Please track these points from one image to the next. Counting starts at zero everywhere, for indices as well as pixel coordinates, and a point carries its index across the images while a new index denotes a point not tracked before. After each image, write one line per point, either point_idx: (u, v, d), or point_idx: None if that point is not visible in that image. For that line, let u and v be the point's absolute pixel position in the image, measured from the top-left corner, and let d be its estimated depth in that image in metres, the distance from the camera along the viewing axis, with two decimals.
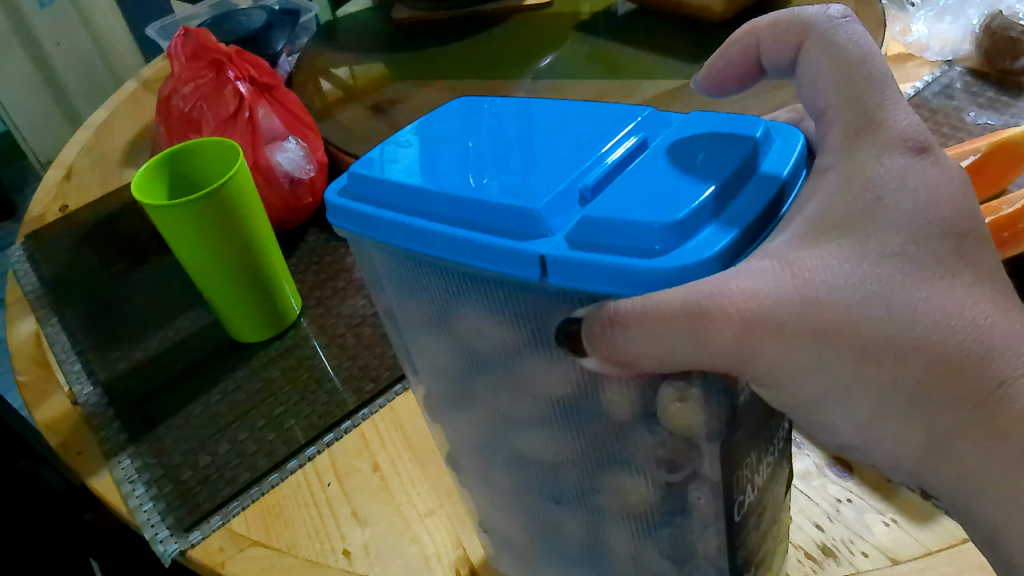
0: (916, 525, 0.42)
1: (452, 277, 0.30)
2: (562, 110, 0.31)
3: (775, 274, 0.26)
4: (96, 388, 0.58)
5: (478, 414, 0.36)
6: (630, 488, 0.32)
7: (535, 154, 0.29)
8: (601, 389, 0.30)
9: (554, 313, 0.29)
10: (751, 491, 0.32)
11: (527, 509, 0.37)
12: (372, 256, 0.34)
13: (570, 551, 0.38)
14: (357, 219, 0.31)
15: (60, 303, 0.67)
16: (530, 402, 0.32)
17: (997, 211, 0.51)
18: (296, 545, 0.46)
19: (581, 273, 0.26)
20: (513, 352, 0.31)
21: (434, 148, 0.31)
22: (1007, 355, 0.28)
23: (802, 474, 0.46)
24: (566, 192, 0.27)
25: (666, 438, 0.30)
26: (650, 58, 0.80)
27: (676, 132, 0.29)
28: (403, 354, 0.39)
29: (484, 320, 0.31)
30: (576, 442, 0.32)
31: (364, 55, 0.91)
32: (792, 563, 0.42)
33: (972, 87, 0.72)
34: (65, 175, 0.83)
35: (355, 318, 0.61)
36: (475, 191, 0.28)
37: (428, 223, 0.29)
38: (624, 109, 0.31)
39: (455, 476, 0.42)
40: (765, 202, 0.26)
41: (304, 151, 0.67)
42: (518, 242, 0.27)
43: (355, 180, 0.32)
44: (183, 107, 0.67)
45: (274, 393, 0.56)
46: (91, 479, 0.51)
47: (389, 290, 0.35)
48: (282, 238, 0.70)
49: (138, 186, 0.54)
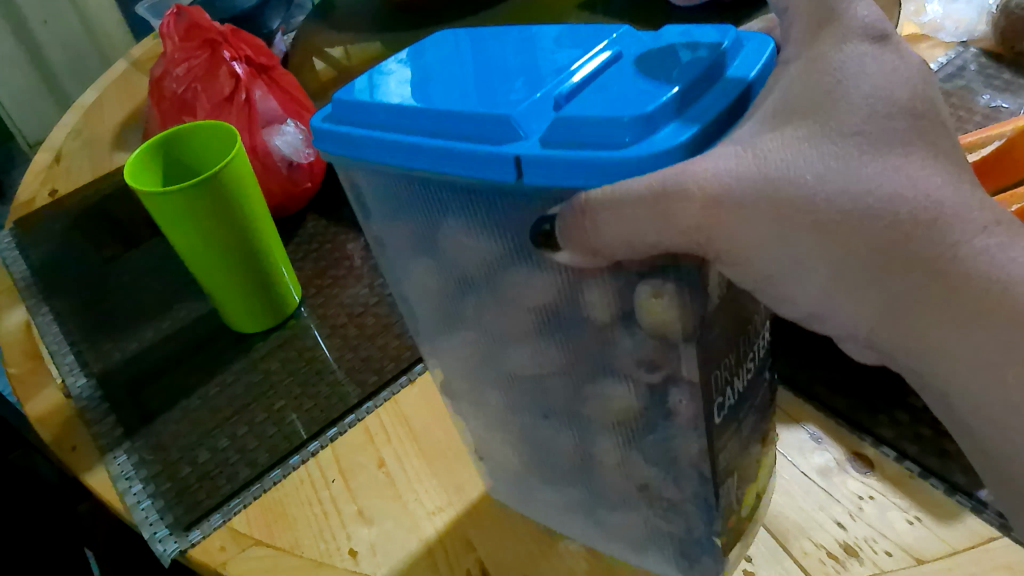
0: (942, 523, 0.40)
1: (438, 186, 0.31)
2: (530, 30, 0.32)
3: (738, 157, 0.26)
4: (90, 380, 0.56)
5: (466, 326, 0.37)
6: (614, 396, 0.33)
7: (506, 72, 0.29)
8: (580, 289, 0.31)
9: (534, 215, 0.29)
10: (736, 396, 0.33)
11: (521, 424, 0.39)
12: (363, 181, 0.35)
13: (565, 463, 0.39)
14: (343, 141, 0.32)
15: (51, 293, 0.65)
16: (513, 308, 0.34)
17: (1021, 198, 0.49)
18: (300, 544, 0.44)
19: (554, 168, 0.26)
20: (496, 259, 0.32)
21: (419, 69, 0.31)
22: (962, 226, 0.27)
23: (822, 470, 0.44)
24: (538, 100, 0.27)
25: (646, 342, 0.30)
26: None
27: (642, 40, 0.29)
28: (398, 283, 0.40)
29: (468, 229, 0.32)
30: (558, 342, 0.33)
31: (361, 35, 0.88)
32: (814, 563, 0.40)
33: (987, 69, 0.70)
34: (54, 159, 0.80)
35: (357, 307, 0.60)
36: (455, 104, 0.28)
37: (412, 138, 0.29)
38: (601, 26, 0.31)
39: (451, 409, 0.44)
40: (725, 99, 0.26)
41: (302, 135, 0.65)
42: (494, 146, 0.27)
43: (342, 107, 0.32)
44: (175, 89, 0.64)
45: (274, 386, 0.54)
46: (86, 476, 0.49)
47: (380, 215, 0.36)
48: (279, 224, 0.68)
49: (131, 172, 0.52)
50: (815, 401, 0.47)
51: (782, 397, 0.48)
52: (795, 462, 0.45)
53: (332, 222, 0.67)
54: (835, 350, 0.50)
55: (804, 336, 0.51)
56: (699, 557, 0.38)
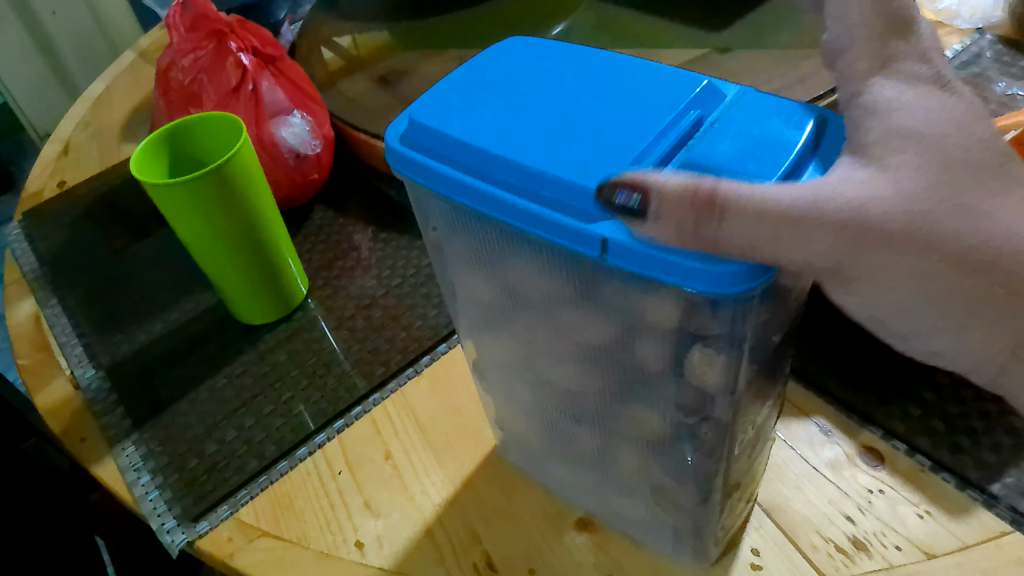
0: (953, 518, 0.40)
1: (506, 233, 0.29)
2: (622, 74, 0.29)
3: (874, 181, 0.23)
4: (98, 372, 0.57)
5: (512, 339, 0.35)
6: (644, 420, 0.33)
7: (593, 125, 0.27)
8: (637, 343, 0.29)
9: (605, 280, 0.28)
10: (751, 429, 0.34)
11: (546, 419, 0.39)
12: (426, 198, 0.32)
13: (581, 457, 0.39)
14: (418, 168, 0.29)
15: (60, 284, 0.65)
16: (569, 344, 0.32)
17: None
18: (307, 536, 0.44)
19: (638, 259, 0.24)
20: (561, 304, 0.31)
21: (494, 102, 0.29)
22: None
23: (831, 464, 0.44)
24: (627, 175, 0.25)
25: (689, 390, 0.29)
26: (666, 25, 0.77)
27: (739, 113, 0.27)
28: (444, 283, 0.38)
29: (537, 274, 0.30)
30: (607, 378, 0.32)
31: (369, 24, 0.87)
32: (822, 557, 0.40)
33: (1004, 57, 0.69)
34: (63, 150, 0.80)
35: (364, 298, 0.60)
36: (542, 160, 0.26)
37: (489, 186, 0.27)
38: (684, 74, 0.28)
39: (478, 383, 0.43)
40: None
41: (310, 125, 0.65)
42: (579, 220, 0.25)
43: (418, 128, 0.30)
44: (182, 79, 0.64)
45: (281, 377, 0.54)
46: (94, 467, 0.50)
47: (439, 229, 0.34)
48: (287, 216, 0.68)
49: (137, 164, 0.52)
50: (826, 394, 0.47)
51: (791, 390, 0.48)
52: (805, 456, 0.44)
53: (339, 213, 0.67)
54: (846, 343, 0.49)
55: (814, 328, 0.50)
56: (697, 544, 0.39)
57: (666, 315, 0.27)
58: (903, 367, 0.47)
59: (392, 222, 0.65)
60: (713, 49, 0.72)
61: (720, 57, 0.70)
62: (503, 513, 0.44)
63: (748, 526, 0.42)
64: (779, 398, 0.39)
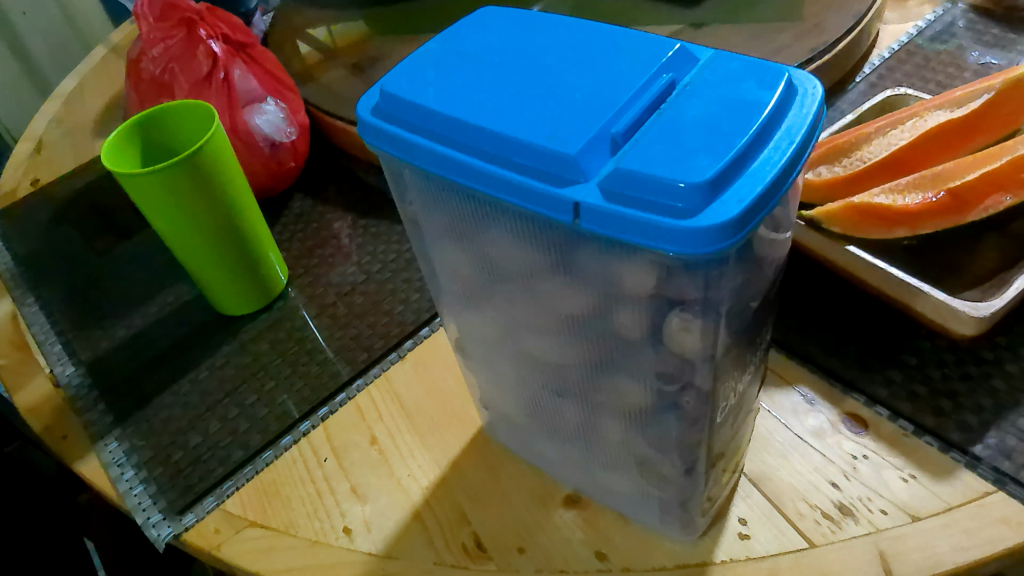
0: (936, 480, 0.40)
1: (481, 203, 0.29)
2: (595, 41, 0.29)
3: None
4: (78, 369, 0.56)
5: (493, 313, 0.35)
6: (627, 391, 0.32)
7: (566, 90, 0.27)
8: (614, 311, 0.29)
9: (581, 247, 0.27)
10: (733, 397, 0.34)
11: (531, 396, 0.39)
12: (401, 174, 0.32)
13: (565, 433, 0.39)
14: (391, 141, 0.29)
15: (38, 284, 0.64)
16: (548, 315, 0.32)
17: (1012, 152, 0.47)
18: (295, 524, 0.44)
19: (612, 222, 0.24)
20: (539, 274, 0.30)
21: (466, 71, 0.29)
22: None
23: (816, 432, 0.44)
24: (598, 137, 0.25)
25: (668, 357, 0.29)
26: (642, 4, 0.76)
27: (712, 74, 0.27)
28: (423, 262, 0.37)
29: (512, 243, 0.30)
30: (588, 351, 0.32)
31: (342, 12, 0.86)
32: (808, 523, 0.40)
33: (977, 26, 0.69)
34: (35, 148, 0.79)
35: (346, 285, 0.59)
36: (515, 126, 0.26)
37: (462, 155, 0.27)
38: (655, 39, 0.28)
39: (462, 362, 0.43)
40: (788, 160, 0.24)
41: (284, 113, 0.64)
42: (553, 185, 0.25)
43: (389, 99, 0.29)
44: (153, 70, 0.63)
45: (264, 368, 0.54)
46: (76, 463, 0.49)
47: (415, 204, 0.33)
48: (264, 206, 0.67)
49: (109, 155, 0.51)
50: (809, 363, 0.47)
51: (773, 359, 0.48)
52: (789, 424, 0.44)
53: (318, 202, 0.67)
54: (828, 313, 0.49)
55: (796, 299, 0.50)
56: (684, 517, 0.39)
57: (641, 280, 0.27)
58: (884, 335, 0.47)
59: (372, 209, 0.65)
60: (689, 26, 0.71)
61: (696, 33, 0.70)
62: (491, 488, 0.44)
63: (735, 496, 0.42)
64: (763, 363, 0.39)
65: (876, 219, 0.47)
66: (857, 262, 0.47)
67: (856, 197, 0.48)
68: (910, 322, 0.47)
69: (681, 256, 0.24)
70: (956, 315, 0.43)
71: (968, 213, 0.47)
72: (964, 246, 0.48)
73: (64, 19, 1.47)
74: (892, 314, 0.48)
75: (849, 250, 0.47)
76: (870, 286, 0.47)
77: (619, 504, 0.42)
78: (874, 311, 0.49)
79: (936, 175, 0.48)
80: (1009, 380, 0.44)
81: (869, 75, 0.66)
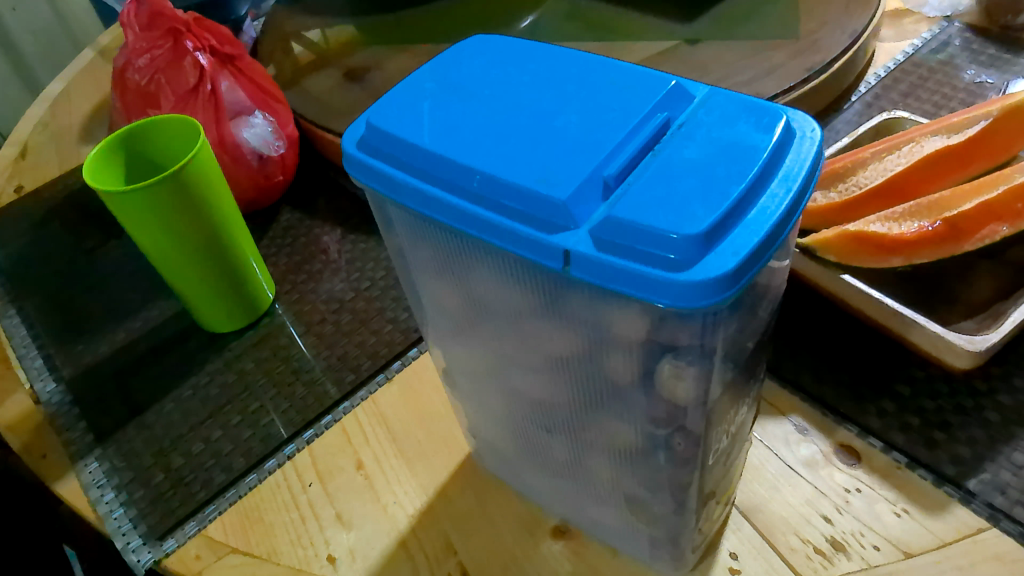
0: (930, 515, 0.40)
1: (469, 242, 0.28)
2: (588, 76, 0.28)
3: None
4: (59, 385, 0.55)
5: (481, 348, 0.34)
6: (617, 431, 0.32)
7: (557, 130, 0.26)
8: (605, 354, 0.28)
9: (571, 291, 0.27)
10: (725, 437, 0.34)
11: (519, 429, 0.38)
12: (387, 208, 0.31)
13: (554, 466, 0.38)
14: (377, 176, 0.28)
15: (20, 296, 0.63)
16: (536, 354, 0.31)
17: (1010, 180, 0.47)
18: (277, 551, 0.43)
19: (604, 272, 0.23)
20: (526, 314, 0.30)
21: (455, 105, 0.28)
22: None
23: (808, 462, 0.43)
24: (590, 181, 0.24)
25: (660, 403, 0.29)
26: (638, 17, 0.76)
27: (707, 114, 0.26)
28: (410, 292, 0.37)
29: (500, 282, 0.29)
30: (577, 390, 0.31)
31: (335, 18, 0.85)
32: (800, 559, 0.39)
33: (972, 45, 0.69)
34: (20, 153, 0.78)
35: (334, 302, 0.58)
36: (504, 168, 0.25)
37: (450, 196, 0.26)
38: (650, 75, 0.27)
39: (450, 390, 0.42)
40: (786, 209, 0.24)
41: (272, 126, 0.63)
42: (543, 232, 0.24)
43: (375, 133, 0.28)
44: (138, 80, 0.61)
45: (249, 388, 0.53)
46: (56, 484, 0.48)
47: (402, 237, 0.32)
48: (252, 218, 0.66)
49: (91, 171, 0.50)
50: (802, 392, 0.46)
51: (766, 387, 0.47)
52: (781, 455, 0.44)
53: (306, 215, 0.66)
54: (821, 341, 0.48)
55: (789, 326, 0.50)
56: (674, 552, 0.38)
57: (632, 327, 0.26)
58: (877, 363, 0.47)
59: (360, 224, 0.64)
60: (683, 40, 0.71)
61: (692, 49, 0.69)
62: (478, 517, 0.44)
63: (725, 529, 0.41)
64: (757, 397, 0.38)
65: (871, 247, 0.46)
66: (852, 291, 0.46)
67: (850, 224, 0.48)
68: (904, 351, 0.47)
69: (674, 307, 0.23)
70: (951, 348, 0.43)
71: (964, 242, 0.46)
72: (959, 275, 0.47)
73: (55, 17, 1.41)
74: (884, 342, 0.48)
75: (844, 279, 0.46)
76: (864, 314, 0.47)
77: (608, 536, 0.41)
78: (867, 340, 0.48)
79: (932, 203, 0.48)
80: (1003, 412, 0.44)
81: (864, 94, 0.66)
